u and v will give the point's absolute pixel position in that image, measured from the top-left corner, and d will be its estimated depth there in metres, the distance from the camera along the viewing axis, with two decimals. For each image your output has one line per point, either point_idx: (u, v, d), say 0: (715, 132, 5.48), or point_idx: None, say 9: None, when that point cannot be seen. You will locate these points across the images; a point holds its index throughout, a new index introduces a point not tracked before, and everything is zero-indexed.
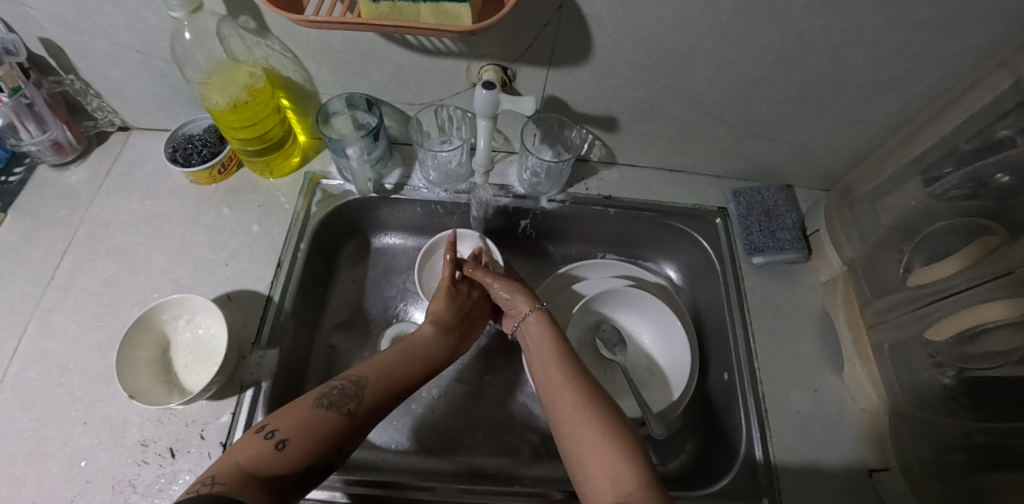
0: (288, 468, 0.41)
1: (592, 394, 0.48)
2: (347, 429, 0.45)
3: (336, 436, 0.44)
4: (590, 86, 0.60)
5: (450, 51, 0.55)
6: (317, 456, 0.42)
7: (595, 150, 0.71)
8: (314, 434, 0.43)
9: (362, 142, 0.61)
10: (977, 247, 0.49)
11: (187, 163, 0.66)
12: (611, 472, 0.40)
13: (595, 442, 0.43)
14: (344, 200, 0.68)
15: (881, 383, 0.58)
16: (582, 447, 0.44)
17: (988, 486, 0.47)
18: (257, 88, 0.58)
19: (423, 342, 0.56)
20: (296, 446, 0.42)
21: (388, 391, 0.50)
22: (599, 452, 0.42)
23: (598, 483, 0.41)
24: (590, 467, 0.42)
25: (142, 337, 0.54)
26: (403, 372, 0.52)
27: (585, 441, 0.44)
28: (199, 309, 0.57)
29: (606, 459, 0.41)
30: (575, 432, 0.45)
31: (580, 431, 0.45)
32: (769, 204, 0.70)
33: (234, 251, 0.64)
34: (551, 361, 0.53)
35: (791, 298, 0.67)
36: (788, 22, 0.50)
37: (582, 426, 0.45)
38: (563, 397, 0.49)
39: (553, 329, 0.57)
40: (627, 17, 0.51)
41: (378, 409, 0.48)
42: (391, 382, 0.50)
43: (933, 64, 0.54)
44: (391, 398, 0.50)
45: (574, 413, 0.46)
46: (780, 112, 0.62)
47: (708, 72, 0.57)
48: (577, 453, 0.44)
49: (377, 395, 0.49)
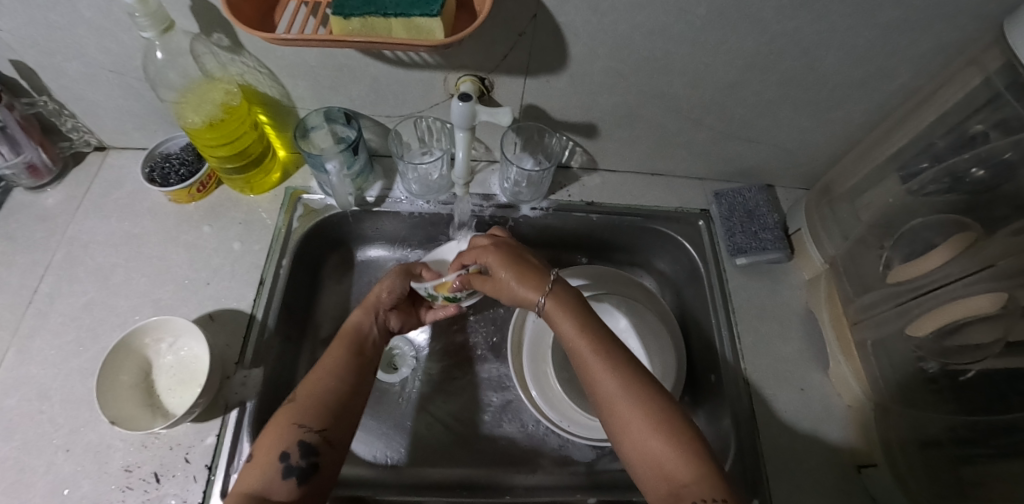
0: (269, 468, 0.43)
1: (631, 370, 0.46)
2: (299, 411, 0.46)
3: (294, 419, 0.45)
4: (569, 93, 0.60)
5: (426, 63, 0.55)
6: (285, 442, 0.44)
7: (576, 156, 0.72)
8: (278, 427, 0.45)
9: (341, 157, 0.60)
10: (950, 244, 0.50)
11: (165, 183, 0.65)
12: (663, 462, 0.40)
13: (638, 429, 0.42)
14: (326, 214, 0.68)
15: (865, 378, 0.58)
16: (629, 430, 0.42)
17: (974, 477, 0.48)
18: (233, 106, 0.58)
19: (365, 323, 0.56)
20: (260, 452, 0.44)
21: (329, 371, 0.49)
22: (648, 437, 0.42)
23: (648, 470, 0.41)
24: (639, 454, 0.42)
25: (123, 361, 0.54)
26: (341, 346, 0.52)
27: (628, 426, 0.43)
28: (181, 331, 0.57)
29: (654, 447, 0.41)
30: (618, 416, 0.44)
31: (624, 413, 0.43)
32: (750, 205, 0.71)
33: (216, 269, 0.63)
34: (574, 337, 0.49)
35: (776, 297, 0.68)
36: (761, 26, 0.51)
37: (622, 408, 0.43)
38: (597, 368, 0.46)
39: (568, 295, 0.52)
40: (601, 25, 0.51)
41: (330, 386, 0.48)
42: (326, 360, 0.51)
43: (906, 63, 0.55)
44: (338, 373, 0.49)
45: (613, 396, 0.44)
46: (757, 113, 0.63)
47: (685, 76, 0.57)
48: (621, 436, 0.43)
49: (318, 373, 0.49)
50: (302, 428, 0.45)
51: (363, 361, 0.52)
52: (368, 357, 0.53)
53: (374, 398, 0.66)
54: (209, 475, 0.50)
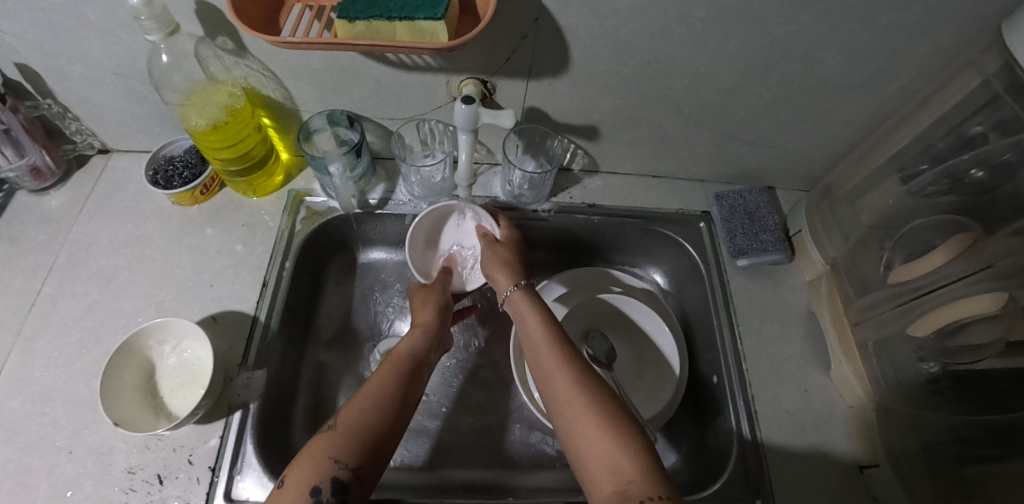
0: (295, 498, 0.40)
1: (585, 376, 0.48)
2: (336, 442, 0.43)
3: (330, 451, 0.43)
4: (571, 96, 0.60)
5: (429, 66, 0.56)
6: (319, 476, 0.41)
7: (578, 159, 0.72)
8: (312, 457, 0.43)
9: (344, 159, 0.60)
10: (950, 244, 0.50)
11: (168, 185, 0.65)
12: (610, 458, 0.41)
13: (590, 431, 0.43)
14: (328, 216, 0.68)
15: (867, 379, 0.59)
16: (579, 431, 0.43)
17: (976, 476, 0.48)
18: (237, 108, 0.58)
19: (412, 349, 0.54)
20: (292, 479, 0.42)
21: (372, 397, 0.47)
22: (596, 438, 0.42)
23: (597, 471, 0.41)
24: (590, 456, 0.42)
25: (127, 362, 0.54)
26: (384, 376, 0.50)
27: (580, 429, 0.43)
28: (185, 333, 0.57)
29: (603, 446, 0.42)
30: (573, 421, 0.44)
31: (579, 417, 0.44)
32: (751, 207, 0.71)
33: (218, 271, 0.63)
34: (539, 345, 0.52)
35: (777, 298, 0.68)
36: (761, 29, 0.51)
37: (578, 414, 0.44)
38: (557, 378, 0.48)
39: (533, 307, 0.57)
40: (603, 28, 0.51)
41: (374, 420, 0.46)
42: (370, 385, 0.49)
43: (905, 65, 0.55)
44: (384, 407, 0.47)
45: (570, 401, 0.45)
46: (758, 116, 0.63)
47: (686, 79, 0.58)
48: (574, 442, 0.44)
49: (363, 401, 0.47)
50: (338, 463, 0.42)
51: (409, 394, 0.50)
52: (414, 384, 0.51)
53: None
54: (212, 477, 0.50)
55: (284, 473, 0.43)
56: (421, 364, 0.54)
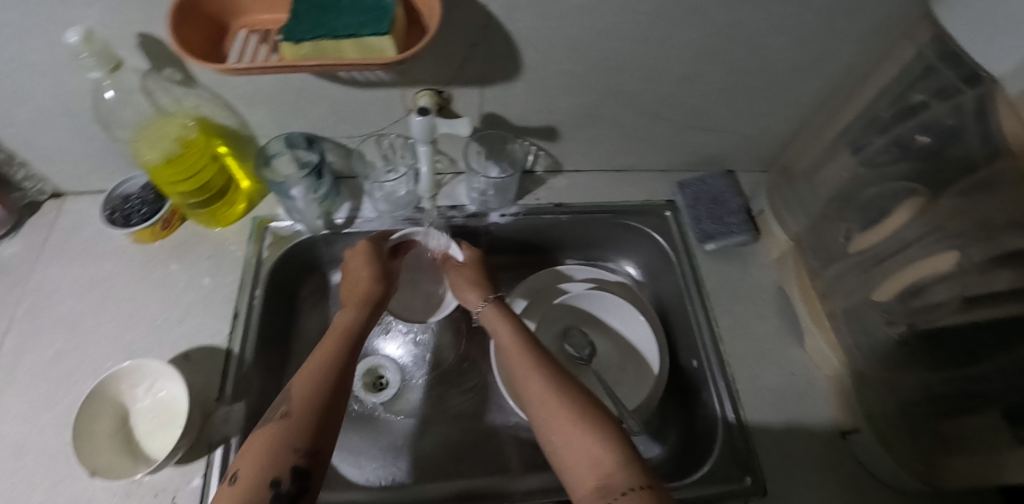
0: (253, 492, 0.39)
1: (559, 378, 0.49)
2: (287, 430, 0.43)
3: (285, 441, 0.42)
4: (527, 99, 0.61)
5: (382, 81, 0.56)
6: (275, 467, 0.40)
7: (540, 161, 0.72)
8: (264, 449, 0.42)
9: (305, 181, 0.60)
10: (902, 209, 0.53)
11: (126, 223, 0.63)
12: (589, 452, 0.41)
13: (567, 429, 0.43)
14: (295, 240, 0.66)
15: (840, 349, 0.61)
16: (555, 429, 0.44)
17: (953, 430, 0.50)
18: (190, 139, 0.58)
19: (350, 323, 0.54)
20: (245, 474, 0.41)
21: (318, 375, 0.47)
22: (572, 435, 0.43)
23: (576, 467, 0.41)
24: (570, 453, 0.42)
25: (97, 409, 0.52)
26: (328, 353, 0.50)
27: (557, 429, 0.44)
28: (157, 373, 0.55)
29: (580, 442, 0.42)
30: (552, 421, 0.45)
31: (558, 421, 0.44)
32: (714, 192, 0.73)
33: (187, 306, 0.62)
34: (514, 353, 0.53)
35: (747, 278, 0.69)
36: (704, 18, 0.52)
37: (553, 416, 0.45)
38: (532, 383, 0.49)
39: (506, 318, 0.58)
40: (551, 29, 0.52)
41: (322, 399, 0.45)
42: (317, 362, 0.49)
43: (844, 42, 0.57)
44: (330, 382, 0.47)
45: (545, 403, 0.46)
46: (711, 103, 0.65)
47: (637, 73, 0.59)
48: (552, 440, 0.44)
49: (308, 380, 0.47)
50: (293, 450, 0.41)
51: (352, 366, 0.50)
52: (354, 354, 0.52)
53: (364, 421, 0.65)
54: None
55: (232, 474, 0.42)
56: (361, 336, 0.54)
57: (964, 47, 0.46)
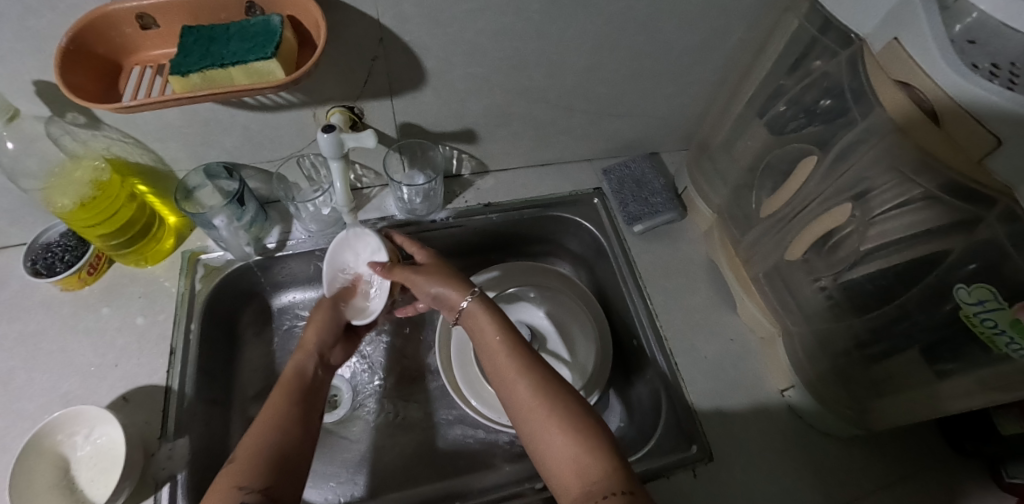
0: None
1: (547, 380, 0.46)
2: (241, 472, 0.40)
3: (235, 480, 0.39)
4: (440, 104, 0.62)
5: (290, 102, 0.56)
6: None
7: (465, 163, 0.74)
8: (218, 491, 0.38)
9: (228, 209, 0.60)
10: (801, 169, 0.56)
11: (51, 272, 0.63)
12: (575, 460, 0.40)
13: (553, 435, 0.41)
14: (228, 270, 0.66)
15: (768, 311, 0.63)
16: (545, 434, 0.42)
17: (881, 374, 0.53)
18: (104, 181, 0.57)
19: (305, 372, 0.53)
20: None
21: (275, 419, 0.45)
22: (559, 441, 0.41)
23: (562, 474, 0.40)
24: (556, 459, 0.40)
25: (28, 464, 0.51)
26: (285, 400, 0.48)
27: (544, 435, 0.42)
28: (95, 420, 0.54)
29: (568, 449, 0.40)
30: (538, 427, 0.43)
31: (545, 427, 0.42)
32: (637, 175, 0.75)
33: (122, 350, 0.61)
34: (499, 353, 0.49)
35: (678, 254, 0.72)
36: (593, 10, 0.54)
37: (541, 420, 0.43)
38: (517, 388, 0.46)
39: (493, 314, 0.53)
40: (447, 36, 0.53)
41: (277, 443, 0.43)
42: (272, 408, 0.46)
43: (732, 18, 0.60)
44: (285, 425, 0.45)
45: (532, 407, 0.44)
46: (621, 89, 0.67)
47: (542, 69, 0.61)
48: (538, 445, 0.42)
49: (261, 428, 0.44)
50: (244, 489, 0.38)
51: (309, 413, 0.48)
52: (310, 401, 0.50)
53: (320, 441, 0.65)
54: None
55: None
56: (316, 385, 0.53)
57: (834, 14, 0.50)
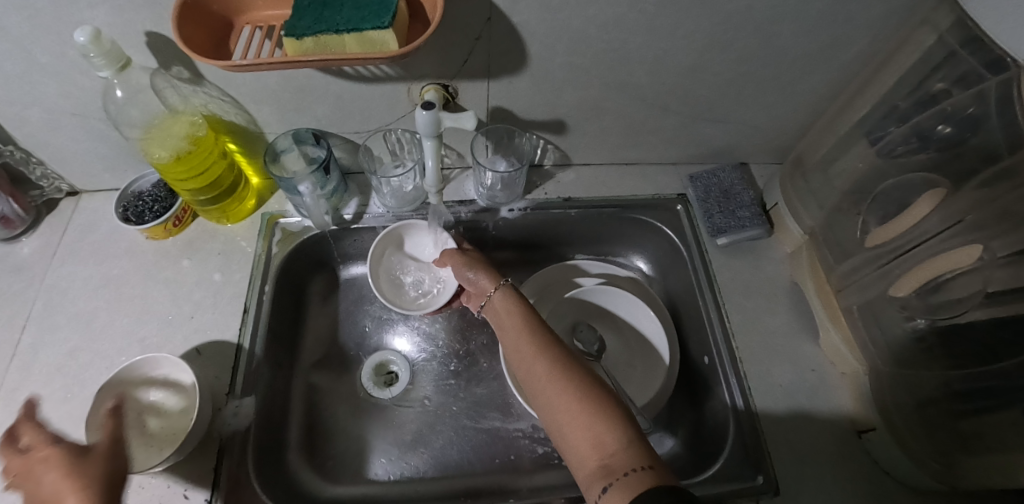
0: None
1: (563, 355, 0.46)
2: None
3: None
4: (533, 92, 0.60)
5: (387, 75, 0.55)
6: None
7: (548, 154, 0.71)
8: None
9: (313, 177, 0.60)
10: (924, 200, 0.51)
11: (139, 220, 0.64)
12: (594, 432, 0.38)
13: (571, 408, 0.40)
14: (304, 236, 0.67)
15: (855, 345, 0.59)
16: (561, 410, 0.41)
17: (972, 429, 0.48)
18: (199, 136, 0.57)
19: None
20: None
21: None
22: (577, 412, 0.40)
23: (581, 447, 0.39)
24: (574, 432, 0.40)
25: (110, 404, 0.53)
26: None
27: (563, 409, 0.41)
28: (167, 369, 0.56)
29: (585, 421, 0.39)
30: (555, 401, 0.42)
31: (563, 401, 0.42)
32: (725, 185, 0.71)
33: (198, 303, 0.62)
34: (519, 335, 0.50)
35: (759, 272, 0.68)
36: (713, 7, 0.51)
37: (559, 393, 0.42)
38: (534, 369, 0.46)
39: (516, 301, 0.55)
40: (556, 21, 0.51)
41: None
42: None
43: (859, 29, 0.55)
44: None
45: (549, 381, 0.44)
46: (722, 93, 0.63)
47: (645, 65, 0.58)
48: (557, 420, 0.41)
49: None
50: None
51: None
52: None
53: (373, 417, 0.66)
54: None
55: None
56: None
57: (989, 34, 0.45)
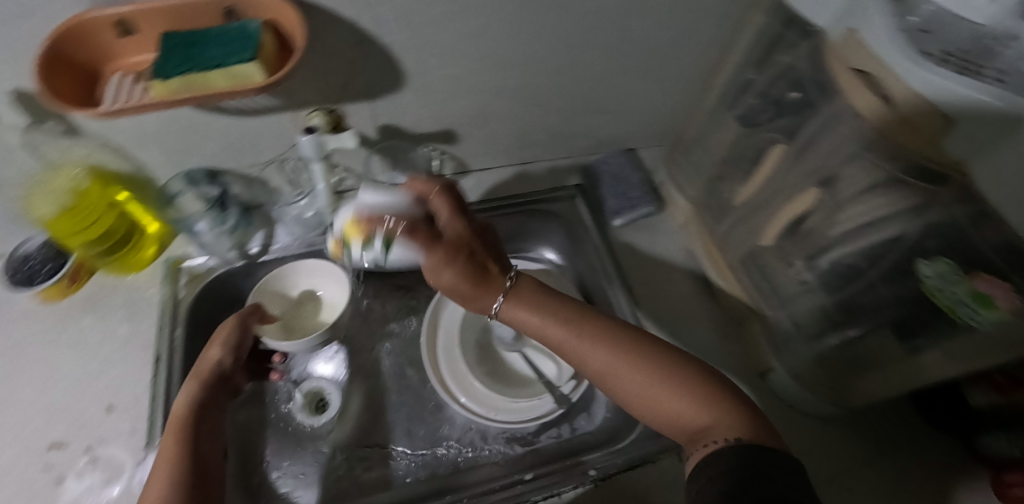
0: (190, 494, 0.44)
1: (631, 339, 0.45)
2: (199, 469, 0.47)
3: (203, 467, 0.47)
4: (419, 106, 0.63)
5: (269, 106, 0.57)
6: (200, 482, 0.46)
7: (447, 164, 0.75)
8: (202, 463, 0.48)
9: (209, 215, 0.62)
10: (771, 159, 0.58)
11: (31, 283, 0.62)
12: (686, 413, 0.39)
13: (654, 394, 0.40)
14: (209, 276, 0.66)
15: (745, 295, 0.65)
16: (643, 397, 0.41)
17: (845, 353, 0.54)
18: (84, 188, 0.58)
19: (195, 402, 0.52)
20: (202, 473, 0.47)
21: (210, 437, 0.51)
22: (664, 396, 0.40)
23: (676, 426, 0.39)
24: (664, 416, 0.40)
25: (271, 296, 0.66)
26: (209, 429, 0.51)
27: (644, 399, 0.41)
28: (319, 274, 0.67)
29: (675, 403, 0.39)
30: (634, 391, 0.42)
31: (648, 390, 0.41)
32: (616, 171, 0.77)
33: (106, 358, 0.61)
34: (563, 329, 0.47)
35: (657, 245, 0.74)
36: (566, 10, 0.56)
37: (634, 382, 0.42)
38: (580, 346, 0.45)
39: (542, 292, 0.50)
40: (423, 37, 0.55)
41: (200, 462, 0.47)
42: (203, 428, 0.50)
43: (699, 16, 0.62)
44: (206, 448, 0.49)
45: (620, 372, 0.43)
46: (597, 86, 0.69)
47: (518, 68, 0.62)
48: (642, 408, 0.41)
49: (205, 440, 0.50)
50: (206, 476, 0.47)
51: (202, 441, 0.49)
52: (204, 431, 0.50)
53: (307, 443, 0.65)
54: None
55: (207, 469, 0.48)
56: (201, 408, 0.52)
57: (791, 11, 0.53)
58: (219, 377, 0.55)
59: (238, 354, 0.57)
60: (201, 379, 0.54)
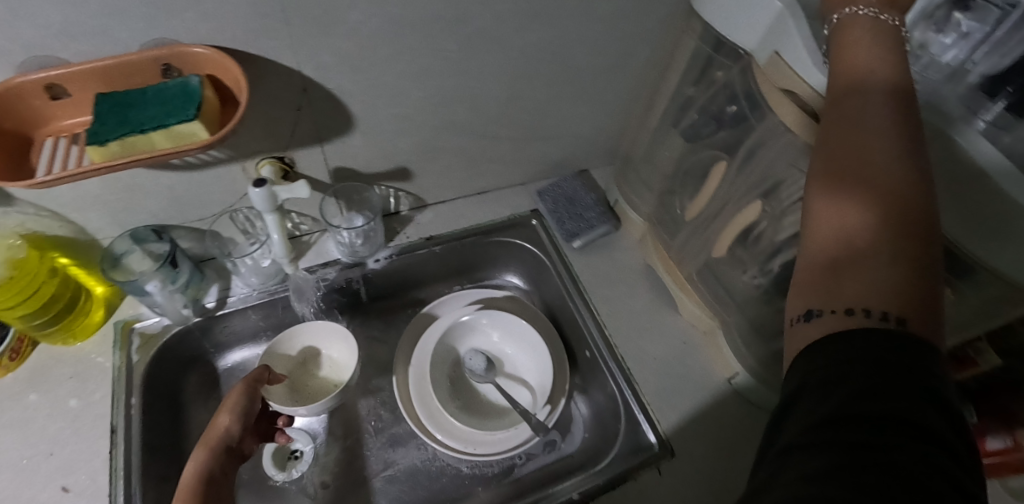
0: None
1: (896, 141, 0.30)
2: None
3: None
4: (369, 147, 0.64)
5: (217, 159, 0.56)
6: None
7: (402, 201, 0.75)
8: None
9: (159, 274, 0.59)
10: (714, 174, 0.60)
11: None
12: (841, 244, 0.28)
13: (855, 203, 0.28)
14: (166, 335, 0.64)
15: (704, 305, 0.67)
16: (824, 208, 0.30)
17: None
18: (20, 259, 0.54)
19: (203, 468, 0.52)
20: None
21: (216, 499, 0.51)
22: (848, 215, 0.28)
23: (817, 266, 0.29)
24: (825, 243, 0.29)
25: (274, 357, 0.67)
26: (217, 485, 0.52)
27: (834, 207, 0.29)
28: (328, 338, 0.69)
29: (842, 228, 0.28)
30: (831, 200, 0.30)
31: (852, 202, 0.28)
32: (569, 193, 0.79)
33: (56, 437, 0.57)
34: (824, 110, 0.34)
35: (615, 262, 0.76)
36: (507, 44, 0.58)
37: (847, 186, 0.29)
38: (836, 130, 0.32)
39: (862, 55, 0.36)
40: (369, 81, 0.55)
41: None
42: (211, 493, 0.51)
43: (633, 43, 0.65)
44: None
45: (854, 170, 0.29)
46: (546, 113, 0.71)
47: (465, 102, 0.63)
48: (821, 225, 0.30)
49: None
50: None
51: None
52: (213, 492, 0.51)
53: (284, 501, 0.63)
54: None
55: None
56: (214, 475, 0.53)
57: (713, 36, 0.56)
58: (228, 444, 0.56)
59: (246, 419, 0.58)
60: (210, 447, 0.54)
